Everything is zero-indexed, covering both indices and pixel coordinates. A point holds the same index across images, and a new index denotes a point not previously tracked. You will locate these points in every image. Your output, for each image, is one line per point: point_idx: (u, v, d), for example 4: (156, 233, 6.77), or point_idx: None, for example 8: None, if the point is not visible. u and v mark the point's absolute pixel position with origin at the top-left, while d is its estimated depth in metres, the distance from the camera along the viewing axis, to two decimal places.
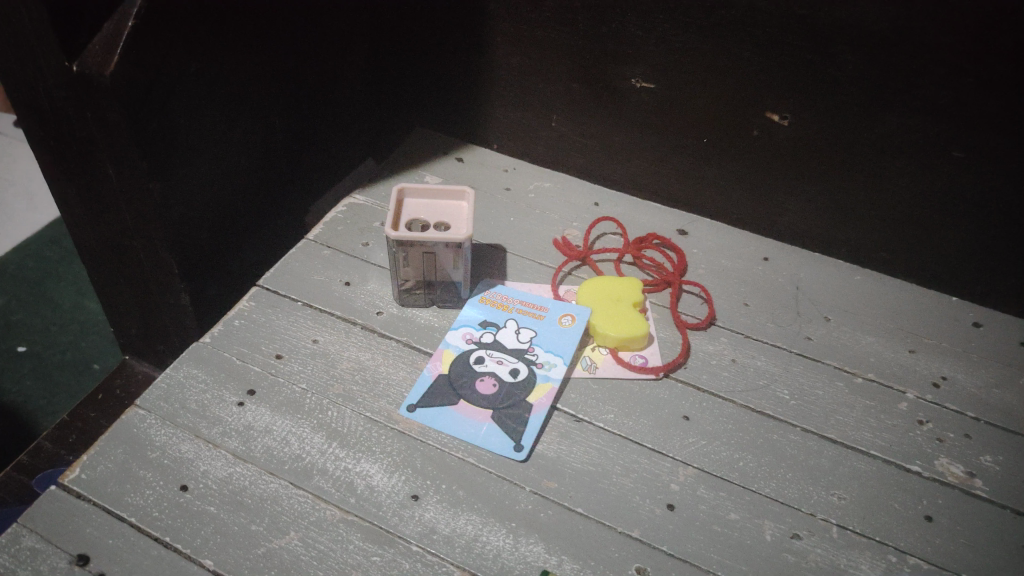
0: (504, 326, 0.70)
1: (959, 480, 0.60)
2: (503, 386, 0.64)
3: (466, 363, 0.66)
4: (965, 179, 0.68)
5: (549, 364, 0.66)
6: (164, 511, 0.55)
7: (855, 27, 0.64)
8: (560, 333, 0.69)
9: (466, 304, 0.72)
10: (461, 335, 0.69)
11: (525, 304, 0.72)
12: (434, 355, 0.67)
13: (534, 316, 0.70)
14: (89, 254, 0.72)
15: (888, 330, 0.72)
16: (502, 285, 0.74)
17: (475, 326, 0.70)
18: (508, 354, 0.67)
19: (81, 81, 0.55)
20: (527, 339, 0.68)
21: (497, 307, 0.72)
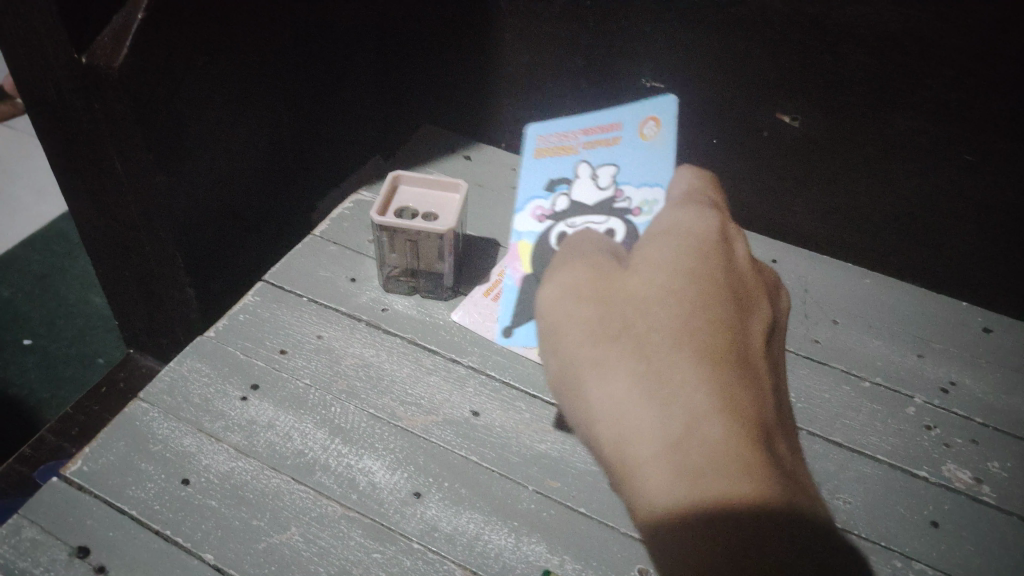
0: (576, 176, 0.59)
1: (965, 486, 0.59)
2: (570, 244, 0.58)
3: (546, 241, 0.59)
4: (974, 181, 0.68)
5: (645, 203, 0.55)
6: (166, 504, 0.55)
7: (864, 30, 0.63)
8: (642, 156, 0.57)
9: (527, 170, 0.62)
10: (534, 208, 0.61)
11: (591, 136, 0.60)
12: (514, 253, 0.61)
13: (607, 149, 0.59)
14: (96, 248, 0.72)
15: (896, 334, 0.72)
16: (547, 129, 0.63)
17: (546, 196, 0.60)
18: (590, 200, 0.57)
19: (90, 74, 0.55)
20: (609, 177, 0.57)
21: (559, 153, 0.61)
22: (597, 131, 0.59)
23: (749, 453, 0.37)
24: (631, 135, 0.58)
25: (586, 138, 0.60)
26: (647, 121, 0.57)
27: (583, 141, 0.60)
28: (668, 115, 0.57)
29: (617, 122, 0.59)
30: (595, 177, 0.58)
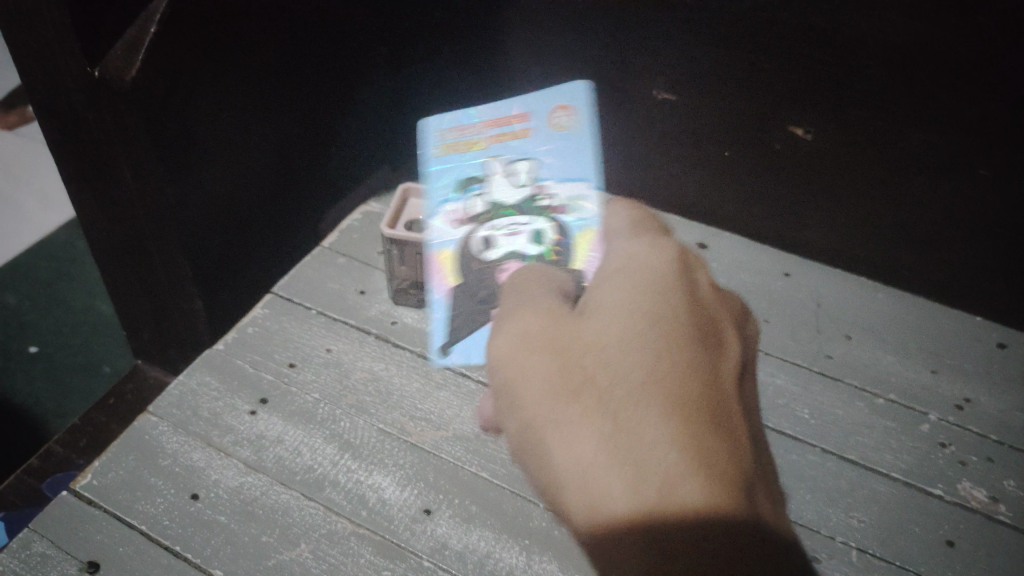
0: (489, 176, 0.67)
1: (981, 505, 0.59)
2: (504, 251, 0.65)
3: (472, 246, 0.66)
4: (989, 195, 0.67)
5: (573, 200, 0.66)
6: (175, 519, 0.55)
7: (879, 42, 0.61)
8: (558, 147, 0.67)
9: (434, 170, 0.68)
10: (446, 212, 0.67)
11: (500, 132, 0.68)
12: (434, 261, 0.66)
13: (518, 142, 0.68)
14: (105, 260, 0.72)
15: (909, 349, 0.71)
16: (442, 123, 0.69)
17: (456, 199, 0.67)
18: (511, 198, 0.67)
19: (102, 87, 0.55)
20: (530, 173, 0.67)
21: (467, 147, 0.68)
22: (498, 124, 0.68)
23: (716, 467, 0.36)
24: (541, 125, 0.68)
25: (489, 132, 0.68)
26: (553, 112, 0.68)
27: (485, 133, 0.68)
28: (580, 107, 0.67)
29: (524, 115, 0.68)
30: (508, 173, 0.67)
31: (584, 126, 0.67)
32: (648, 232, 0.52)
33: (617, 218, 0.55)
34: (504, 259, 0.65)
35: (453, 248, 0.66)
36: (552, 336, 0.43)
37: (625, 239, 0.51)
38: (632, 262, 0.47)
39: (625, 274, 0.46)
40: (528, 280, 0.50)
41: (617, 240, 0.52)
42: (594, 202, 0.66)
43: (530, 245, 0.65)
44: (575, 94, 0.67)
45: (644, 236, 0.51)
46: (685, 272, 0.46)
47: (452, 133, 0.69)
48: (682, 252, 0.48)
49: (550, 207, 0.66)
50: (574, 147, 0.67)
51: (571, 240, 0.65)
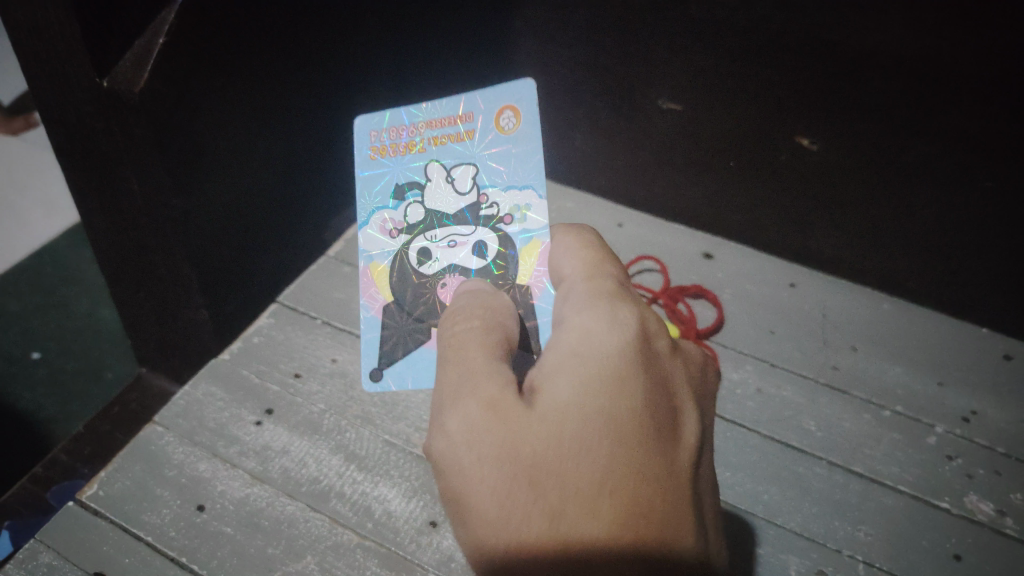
0: (428, 181, 0.65)
1: (988, 518, 0.59)
2: (438, 263, 0.63)
3: (408, 258, 0.64)
4: (997, 208, 0.66)
5: (516, 209, 0.63)
6: (181, 531, 0.55)
7: (886, 55, 0.60)
8: (503, 153, 0.65)
9: (366, 177, 0.66)
10: (381, 220, 0.65)
11: (440, 135, 0.66)
12: (366, 275, 0.65)
13: (460, 147, 0.65)
14: (111, 270, 0.72)
15: (916, 361, 0.71)
16: (375, 123, 0.67)
17: (392, 206, 0.65)
18: (453, 207, 0.64)
19: (109, 99, 0.55)
20: (472, 179, 0.64)
21: (406, 151, 0.66)
22: (443, 125, 0.66)
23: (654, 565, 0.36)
24: (484, 128, 0.65)
25: (430, 133, 0.66)
26: (501, 112, 0.65)
27: (425, 135, 0.66)
28: (527, 109, 0.65)
29: (469, 114, 0.65)
30: (451, 180, 0.65)
31: (533, 133, 0.65)
32: (607, 285, 0.48)
33: (576, 271, 0.51)
34: (442, 272, 0.63)
35: (386, 261, 0.64)
36: (500, 435, 0.39)
37: (585, 299, 0.47)
38: (590, 338, 0.43)
39: (582, 356, 0.42)
40: (471, 355, 0.45)
41: (576, 301, 0.47)
42: (540, 211, 0.63)
43: (470, 257, 0.63)
44: (527, 99, 0.64)
45: (603, 297, 0.46)
46: (647, 351, 0.44)
47: (389, 135, 0.66)
48: (641, 322, 0.45)
49: (493, 215, 0.64)
50: (523, 155, 0.64)
51: (515, 251, 0.63)
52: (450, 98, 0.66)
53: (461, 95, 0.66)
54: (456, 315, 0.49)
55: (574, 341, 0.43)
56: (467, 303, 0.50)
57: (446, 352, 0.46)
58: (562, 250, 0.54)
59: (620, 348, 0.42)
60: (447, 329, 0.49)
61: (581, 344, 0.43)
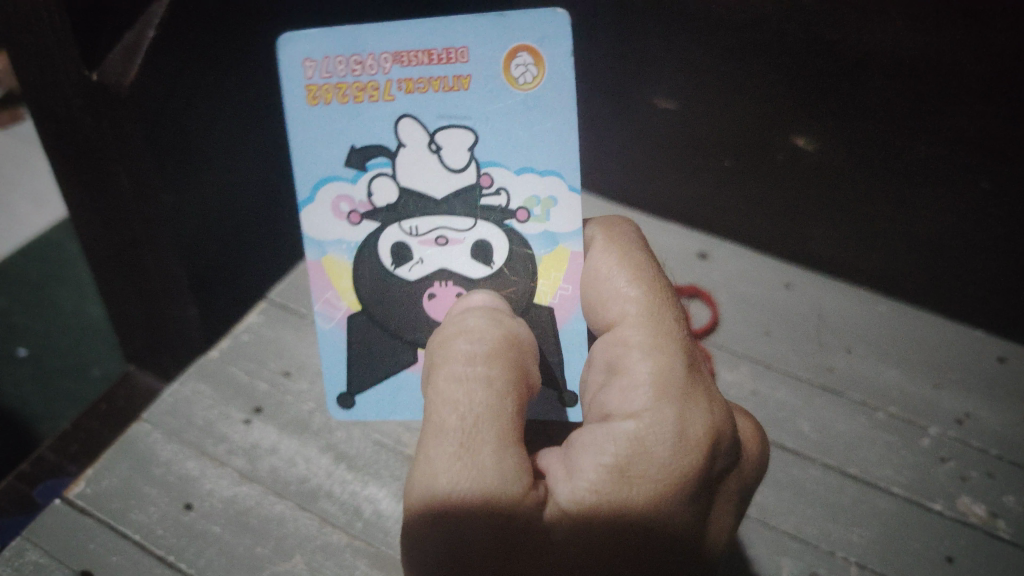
0: (405, 145, 0.53)
1: (981, 521, 0.59)
2: (426, 260, 0.53)
3: (378, 251, 0.54)
4: (993, 209, 0.66)
5: (534, 202, 0.53)
6: (169, 529, 0.56)
7: (884, 56, 0.60)
8: (509, 111, 0.52)
9: (321, 134, 0.54)
10: (336, 197, 0.54)
11: (424, 80, 0.52)
12: (319, 273, 0.56)
13: (448, 98, 0.52)
14: (100, 268, 0.72)
15: (911, 363, 0.71)
16: (331, 49, 0.52)
17: (351, 178, 0.54)
18: (440, 185, 0.53)
19: (99, 90, 0.54)
20: (466, 149, 0.53)
21: (373, 100, 0.53)
22: (424, 64, 0.52)
23: None
24: (485, 75, 0.52)
25: (401, 72, 0.52)
26: (514, 55, 0.51)
27: (394, 74, 0.52)
28: (551, 54, 0.51)
29: (464, 51, 0.51)
30: (436, 150, 0.53)
31: (557, 91, 0.51)
32: (680, 373, 0.40)
33: (639, 331, 0.42)
34: (428, 275, 0.53)
35: (343, 256, 0.55)
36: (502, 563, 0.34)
37: (651, 391, 0.38)
38: (646, 460, 0.36)
39: (630, 482, 0.36)
40: (485, 434, 0.36)
41: (637, 390, 0.39)
42: (566, 209, 0.52)
43: (464, 259, 0.53)
44: (554, 42, 0.50)
45: (672, 397, 0.38)
46: (708, 478, 0.37)
47: (343, 69, 0.52)
48: (712, 442, 0.38)
49: (499, 203, 0.53)
50: (537, 121, 0.52)
51: (536, 260, 0.53)
52: (436, 22, 0.51)
53: (458, 21, 0.51)
54: (473, 352, 0.39)
55: (626, 455, 0.36)
56: (491, 339, 0.40)
57: (450, 409, 0.37)
58: (618, 295, 0.46)
59: (679, 483, 0.36)
60: (456, 368, 0.39)
61: (632, 461, 0.36)
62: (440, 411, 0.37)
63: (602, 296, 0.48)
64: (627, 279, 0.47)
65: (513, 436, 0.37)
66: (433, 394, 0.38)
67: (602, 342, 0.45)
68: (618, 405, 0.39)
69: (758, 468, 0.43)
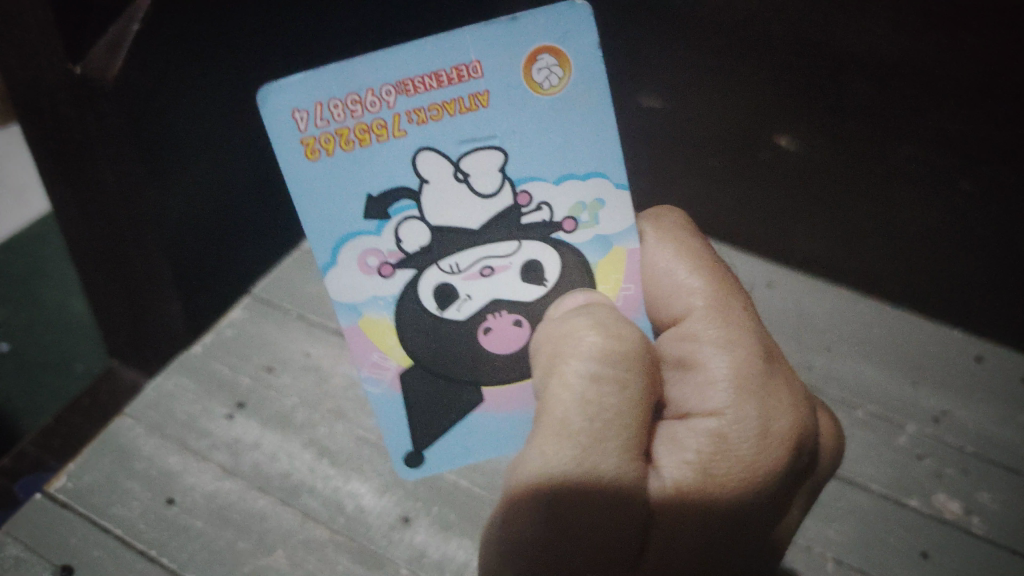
0: (432, 180, 0.53)
1: (955, 517, 0.60)
2: (477, 294, 0.55)
3: (424, 298, 0.55)
4: (970, 211, 0.67)
5: (580, 208, 0.55)
6: (151, 523, 0.56)
7: (865, 57, 0.61)
8: (537, 118, 0.53)
9: (331, 188, 0.53)
10: (363, 252, 0.54)
11: (444, 100, 0.52)
12: (361, 338, 0.56)
13: (468, 118, 0.53)
14: (85, 263, 0.72)
15: (891, 362, 0.72)
16: (322, 91, 0.51)
17: (375, 230, 0.54)
18: (474, 213, 0.54)
19: (83, 86, 0.54)
20: (497, 169, 0.54)
21: (383, 138, 0.53)
22: (433, 88, 0.52)
23: None
24: (504, 85, 0.53)
25: (408, 102, 0.52)
26: (536, 58, 0.52)
27: (399, 105, 0.52)
28: (572, 51, 0.52)
29: (477, 66, 0.52)
30: (463, 177, 0.53)
31: (583, 89, 0.53)
32: (756, 366, 0.44)
33: (709, 327, 0.47)
34: (480, 309, 0.55)
35: (380, 312, 0.55)
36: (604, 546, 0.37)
37: (732, 388, 0.43)
38: (731, 454, 0.41)
39: (717, 479, 0.40)
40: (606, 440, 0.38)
41: (716, 387, 0.44)
42: (611, 210, 0.55)
43: (515, 284, 0.54)
44: (574, 37, 0.52)
45: (752, 392, 0.43)
46: (787, 472, 0.42)
47: (339, 112, 0.52)
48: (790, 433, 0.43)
49: (543, 218, 0.55)
50: (566, 125, 0.54)
51: (593, 266, 0.55)
52: (440, 43, 0.52)
53: (462, 37, 0.52)
54: (598, 350, 0.41)
55: (713, 450, 0.41)
56: (617, 338, 0.42)
57: (578, 406, 0.39)
58: (682, 288, 0.51)
59: (760, 477, 0.41)
60: (586, 364, 0.41)
61: (719, 455, 0.41)
62: (568, 405, 0.39)
63: (664, 291, 0.53)
64: (686, 271, 0.52)
65: (636, 439, 0.39)
66: (562, 388, 0.40)
67: (668, 334, 0.50)
68: (700, 399, 0.44)
69: (829, 458, 0.49)
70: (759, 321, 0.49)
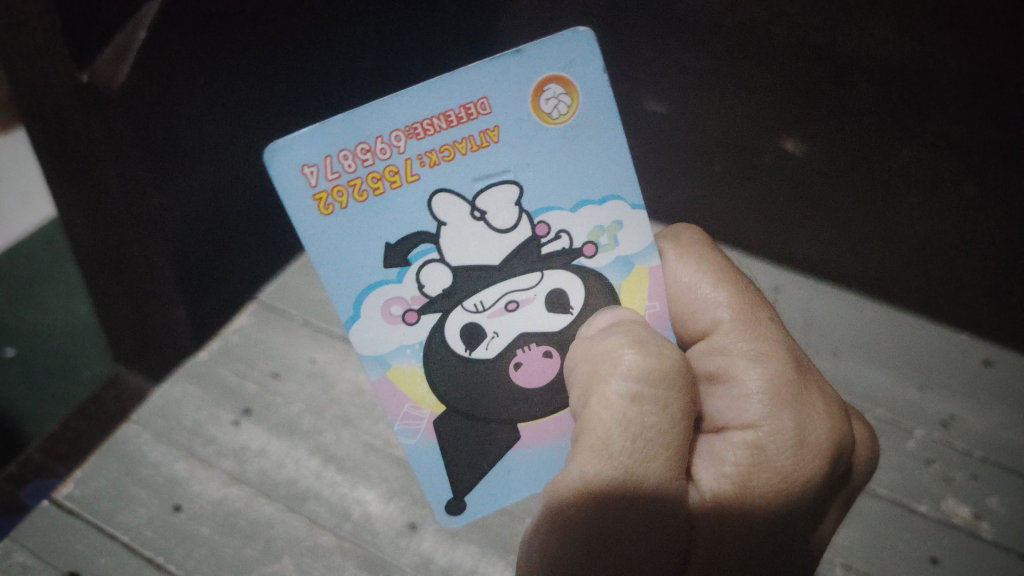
0: (449, 221, 0.53)
1: (964, 522, 0.60)
2: (504, 331, 0.54)
3: (452, 340, 0.54)
4: (976, 214, 0.66)
5: (599, 233, 0.54)
6: (157, 531, 0.56)
7: (871, 60, 0.60)
8: (550, 148, 0.53)
9: (347, 239, 0.52)
10: (386, 301, 0.54)
11: (456, 138, 0.52)
12: (392, 392, 0.55)
13: (481, 155, 0.52)
14: (91, 270, 0.72)
15: (897, 366, 0.71)
16: (328, 141, 0.51)
17: (396, 279, 0.53)
18: (493, 250, 0.53)
19: (89, 92, 0.54)
20: (513, 204, 0.53)
21: (397, 183, 0.52)
22: (442, 129, 0.51)
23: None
24: (515, 117, 0.52)
25: (419, 145, 0.51)
26: (544, 88, 0.52)
27: (410, 149, 0.52)
28: (579, 77, 0.52)
29: (485, 102, 0.52)
30: (480, 216, 0.53)
31: (593, 115, 0.53)
32: (789, 377, 0.46)
33: (738, 340, 0.49)
34: (510, 344, 0.54)
35: (408, 361, 0.55)
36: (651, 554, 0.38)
37: (766, 399, 0.44)
38: (769, 465, 0.42)
39: (757, 490, 0.42)
40: (646, 454, 0.39)
41: (750, 399, 0.45)
42: (631, 233, 0.54)
43: (543, 315, 0.54)
44: (582, 63, 0.52)
45: (787, 403, 0.44)
46: (826, 480, 0.43)
47: (349, 162, 0.51)
48: (830, 440, 0.43)
49: (564, 246, 0.54)
50: (579, 152, 0.53)
51: (617, 287, 0.55)
52: (445, 82, 0.51)
53: (469, 74, 0.51)
54: (639, 366, 0.41)
55: (751, 462, 0.42)
56: (661, 354, 0.42)
57: (617, 426, 0.40)
58: (707, 301, 0.52)
59: (802, 483, 0.42)
60: (625, 383, 0.41)
61: (756, 467, 0.42)
62: (608, 425, 0.40)
63: (688, 306, 0.54)
64: (710, 284, 0.53)
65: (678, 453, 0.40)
66: (600, 406, 0.41)
67: (697, 348, 0.52)
68: (734, 413, 0.45)
69: (866, 464, 0.49)
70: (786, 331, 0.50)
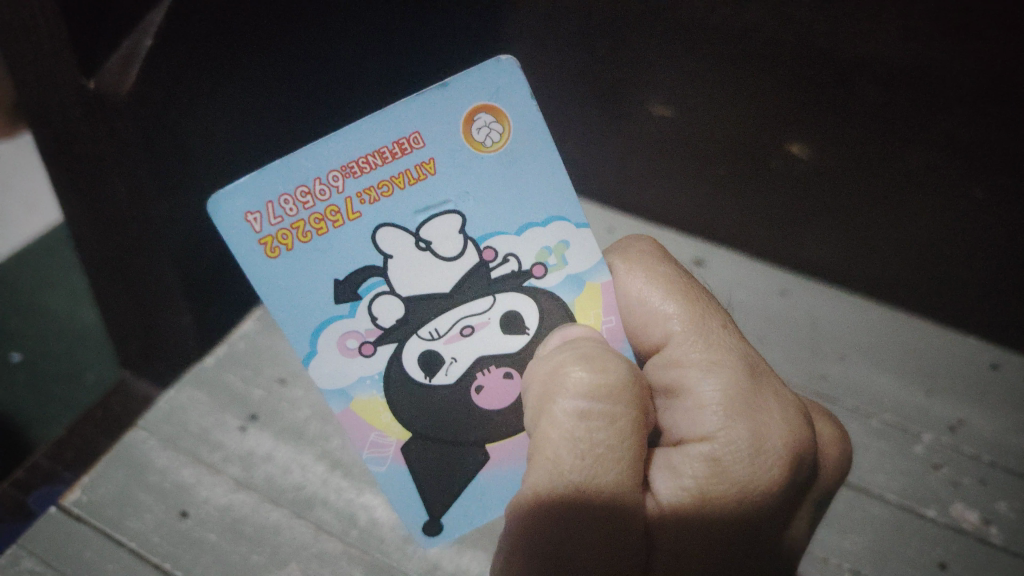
0: (395, 253, 0.54)
1: (973, 527, 0.60)
2: (460, 357, 0.55)
3: (410, 369, 0.55)
4: (981, 217, 0.66)
5: (546, 253, 0.56)
6: (164, 537, 0.56)
7: (879, 65, 0.60)
8: (487, 175, 0.55)
9: (298, 279, 0.54)
10: (341, 336, 0.55)
11: (394, 173, 0.54)
12: (356, 423, 0.56)
13: (420, 187, 0.55)
14: (98, 276, 0.72)
15: (904, 370, 0.71)
16: (266, 187, 0.52)
17: (349, 313, 0.54)
18: (442, 278, 0.55)
19: (97, 100, 0.54)
20: (456, 232, 0.55)
21: (341, 220, 0.54)
22: (378, 165, 0.54)
23: None
24: (448, 146, 0.55)
25: (356, 183, 0.54)
26: (475, 117, 0.55)
27: (348, 188, 0.54)
28: (506, 105, 0.55)
29: (417, 135, 0.54)
30: (426, 245, 0.55)
31: (524, 140, 0.56)
32: (742, 385, 0.46)
33: (693, 350, 0.49)
34: (468, 368, 0.55)
35: (369, 392, 0.55)
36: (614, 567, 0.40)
37: (721, 409, 0.45)
38: (727, 476, 0.43)
39: (715, 499, 0.43)
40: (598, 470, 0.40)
41: (706, 411, 0.45)
42: (577, 250, 0.56)
43: (497, 338, 0.55)
44: (508, 91, 0.55)
45: (741, 411, 0.44)
46: (788, 486, 0.44)
47: (290, 206, 0.53)
48: (789, 449, 0.44)
49: (512, 268, 0.56)
50: (516, 176, 0.56)
51: (570, 304, 0.56)
52: (379, 119, 0.54)
53: (400, 111, 0.54)
54: (589, 386, 0.42)
55: (707, 474, 0.43)
56: (607, 372, 0.43)
57: (567, 446, 0.41)
58: (657, 314, 0.53)
59: (761, 492, 0.43)
60: (573, 401, 0.42)
61: (713, 478, 0.43)
62: (558, 446, 0.41)
63: (641, 318, 0.54)
64: (660, 295, 0.53)
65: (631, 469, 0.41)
66: (552, 428, 0.42)
67: (653, 361, 0.52)
68: (691, 426, 0.46)
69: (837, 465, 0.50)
70: (739, 338, 0.50)
